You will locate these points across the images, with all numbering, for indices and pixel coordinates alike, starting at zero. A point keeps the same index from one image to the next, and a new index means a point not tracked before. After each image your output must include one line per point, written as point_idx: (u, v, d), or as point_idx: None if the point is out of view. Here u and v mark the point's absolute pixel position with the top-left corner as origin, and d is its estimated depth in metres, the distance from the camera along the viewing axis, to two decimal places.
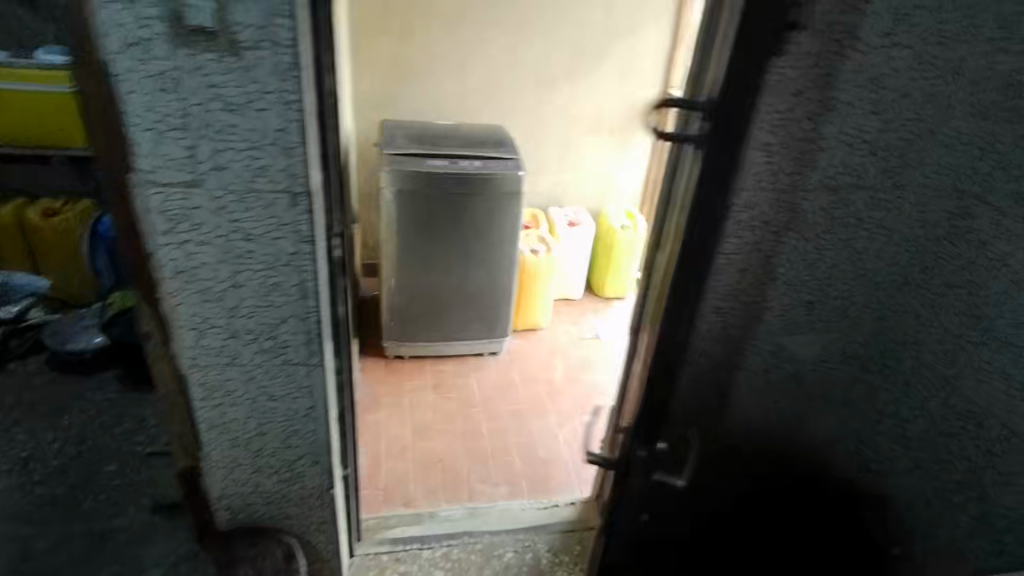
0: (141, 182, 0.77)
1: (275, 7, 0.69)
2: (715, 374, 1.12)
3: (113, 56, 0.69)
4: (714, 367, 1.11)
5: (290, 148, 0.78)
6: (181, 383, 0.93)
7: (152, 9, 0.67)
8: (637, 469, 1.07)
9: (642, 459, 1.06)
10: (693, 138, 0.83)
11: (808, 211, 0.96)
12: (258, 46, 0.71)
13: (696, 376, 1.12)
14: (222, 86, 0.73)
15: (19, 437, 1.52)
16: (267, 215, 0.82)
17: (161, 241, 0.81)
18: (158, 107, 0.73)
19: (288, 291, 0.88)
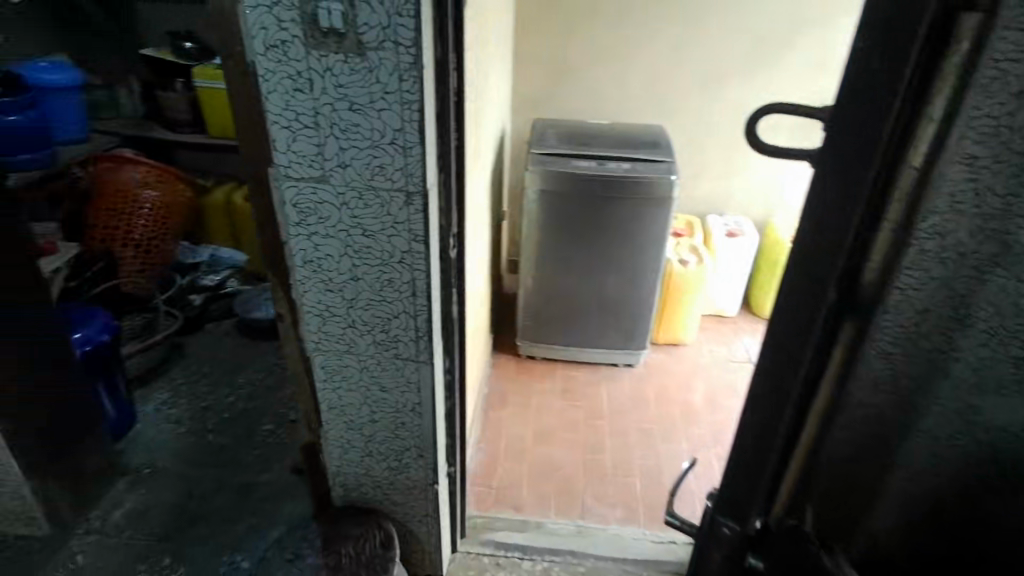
0: (278, 176, 0.83)
1: (398, 6, 0.69)
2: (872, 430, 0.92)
3: (257, 58, 0.75)
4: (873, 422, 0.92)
5: (407, 148, 0.79)
6: (307, 364, 1.00)
7: (291, 13, 0.71)
8: (719, 542, 0.93)
9: (728, 535, 0.91)
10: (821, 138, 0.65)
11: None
12: (382, 46, 0.72)
13: (845, 429, 0.93)
14: (348, 87, 0.75)
15: (203, 389, 1.76)
16: (385, 213, 0.84)
17: (293, 232, 0.87)
18: (294, 106, 0.77)
19: (401, 288, 0.90)
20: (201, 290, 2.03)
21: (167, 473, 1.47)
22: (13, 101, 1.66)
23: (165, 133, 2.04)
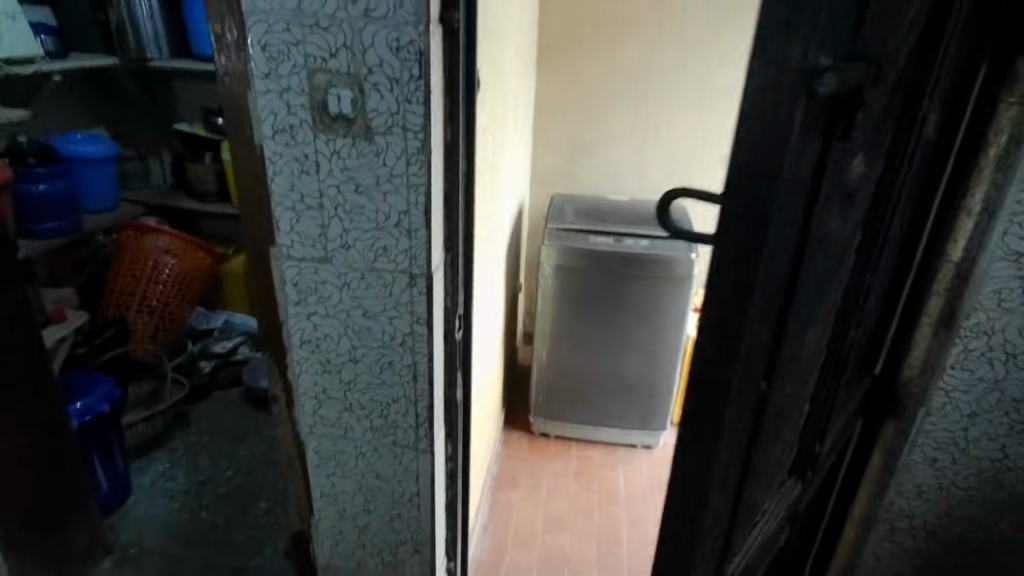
0: (281, 256, 0.81)
1: (408, 93, 0.69)
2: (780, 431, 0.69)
3: (265, 140, 0.74)
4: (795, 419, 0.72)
5: (413, 231, 0.77)
6: (301, 448, 0.95)
7: (300, 98, 0.71)
8: None
9: None
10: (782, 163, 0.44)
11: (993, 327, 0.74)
12: (390, 131, 0.72)
13: (757, 464, 0.64)
14: (354, 169, 0.74)
15: (202, 462, 1.70)
16: (386, 294, 0.81)
17: (292, 311, 0.84)
18: (299, 188, 0.76)
19: (401, 372, 0.86)
20: (211, 357, 2.03)
21: (155, 552, 1.40)
22: (47, 170, 1.70)
23: (193, 203, 2.05)
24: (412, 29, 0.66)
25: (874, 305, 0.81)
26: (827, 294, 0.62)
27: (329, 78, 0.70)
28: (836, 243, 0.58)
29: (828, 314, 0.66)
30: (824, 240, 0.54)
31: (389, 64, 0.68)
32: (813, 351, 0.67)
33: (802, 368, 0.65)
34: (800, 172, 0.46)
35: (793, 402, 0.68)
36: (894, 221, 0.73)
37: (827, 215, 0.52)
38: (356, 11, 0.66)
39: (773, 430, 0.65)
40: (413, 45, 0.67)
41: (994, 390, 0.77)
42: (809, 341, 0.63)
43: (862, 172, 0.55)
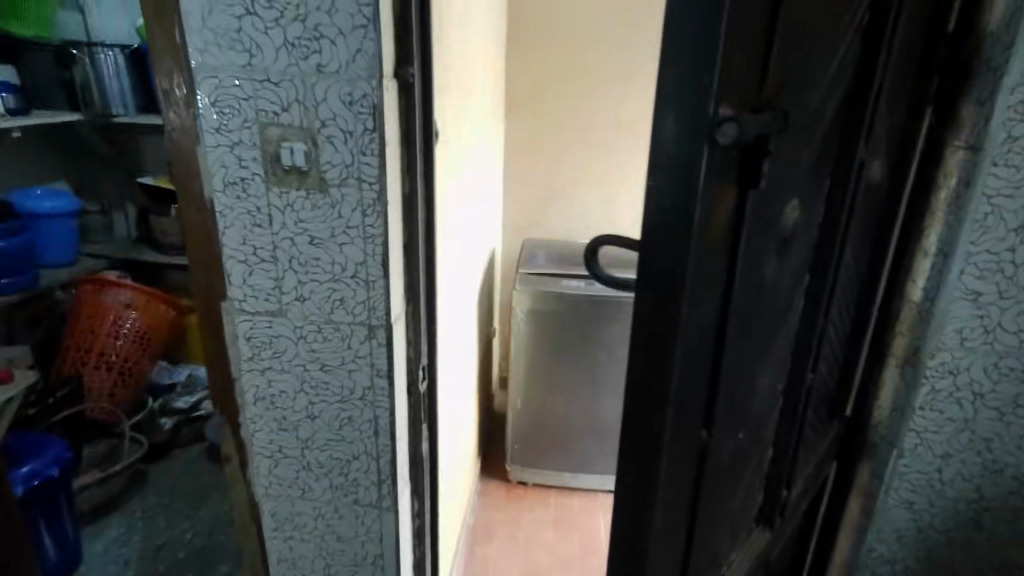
0: (232, 310, 0.79)
1: (362, 145, 0.69)
2: (735, 486, 0.67)
3: (216, 194, 0.73)
4: (751, 468, 0.71)
5: (371, 282, 0.75)
6: (257, 511, 0.91)
7: (252, 151, 0.70)
8: None
9: None
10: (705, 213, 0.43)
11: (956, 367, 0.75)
12: (345, 182, 0.71)
13: (708, 518, 0.62)
14: (309, 222, 0.73)
15: (160, 525, 1.61)
16: (345, 347, 0.79)
17: (245, 367, 0.81)
18: (252, 241, 0.75)
19: (362, 427, 0.83)
20: (172, 414, 1.93)
21: None
22: (4, 226, 1.65)
23: (156, 255, 2.01)
24: (365, 83, 0.67)
25: (838, 346, 0.81)
26: (765, 335, 0.61)
27: (281, 132, 0.69)
28: (768, 286, 0.58)
29: (771, 358, 0.66)
30: (752, 282, 0.54)
31: (342, 116, 0.68)
32: (760, 398, 0.66)
33: (749, 414, 0.64)
34: (716, 222, 0.45)
35: (747, 451, 0.67)
36: (848, 263, 0.75)
37: (751, 257, 0.52)
38: (308, 66, 0.67)
39: (724, 484, 0.63)
40: (367, 99, 0.67)
41: (963, 429, 0.77)
42: (752, 387, 0.63)
43: (789, 212, 0.57)
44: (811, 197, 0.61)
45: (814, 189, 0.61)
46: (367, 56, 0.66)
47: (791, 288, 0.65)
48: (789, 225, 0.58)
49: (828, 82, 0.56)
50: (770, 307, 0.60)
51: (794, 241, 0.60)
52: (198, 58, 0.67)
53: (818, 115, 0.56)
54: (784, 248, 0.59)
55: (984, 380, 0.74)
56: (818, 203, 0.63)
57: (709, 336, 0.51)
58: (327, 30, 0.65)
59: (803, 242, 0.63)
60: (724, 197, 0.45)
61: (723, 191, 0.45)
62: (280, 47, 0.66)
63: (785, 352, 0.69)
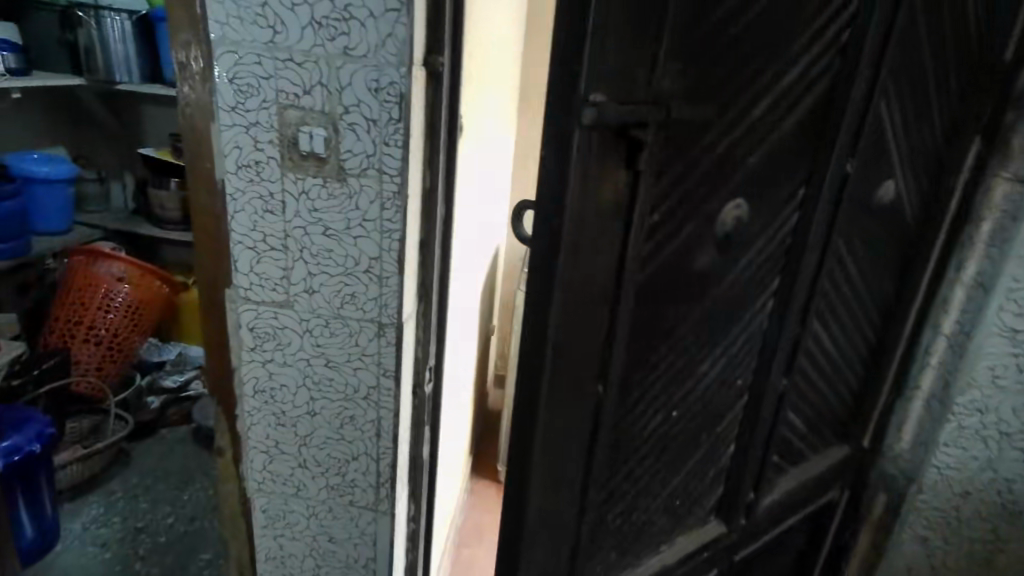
0: (236, 298, 0.75)
1: (385, 135, 0.66)
2: (659, 448, 0.89)
3: (227, 176, 0.69)
4: (692, 435, 0.93)
5: (385, 278, 0.72)
6: (247, 506, 0.87)
7: (269, 134, 0.67)
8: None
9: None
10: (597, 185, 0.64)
11: (977, 405, 0.99)
12: (365, 173, 0.68)
13: (619, 457, 0.84)
14: (324, 211, 0.70)
15: (142, 507, 1.58)
16: (352, 344, 0.76)
17: (246, 358, 0.78)
18: (262, 227, 0.71)
19: (364, 427, 0.80)
20: (160, 393, 1.90)
21: None
22: None
23: (151, 229, 1.96)
24: (393, 70, 0.63)
25: (833, 351, 0.98)
26: (682, 313, 0.81)
27: (301, 115, 0.66)
28: (700, 276, 0.80)
29: (721, 344, 0.88)
30: (658, 260, 0.74)
31: (367, 104, 0.65)
32: (688, 372, 0.87)
33: (667, 384, 0.85)
34: (606, 196, 0.65)
35: (677, 418, 0.89)
36: (847, 286, 0.93)
37: (657, 240, 0.73)
38: (334, 48, 0.63)
39: (637, 430, 0.84)
40: (394, 87, 0.64)
41: (987, 467, 1.00)
42: (665, 355, 0.82)
43: (716, 223, 0.78)
44: (753, 207, 0.80)
45: (752, 209, 0.80)
46: (398, 41, 0.62)
47: (737, 291, 0.85)
48: (721, 229, 0.79)
49: (746, 104, 0.73)
50: (702, 293, 0.82)
51: (731, 244, 0.80)
52: (219, 32, 0.63)
53: (736, 129, 0.74)
54: (719, 252, 0.80)
55: (1009, 421, 0.97)
56: (767, 222, 0.83)
57: (603, 307, 0.72)
58: (358, 11, 0.61)
59: (745, 252, 0.83)
60: (614, 188, 0.66)
61: (610, 181, 0.65)
62: (306, 26, 0.62)
63: (736, 341, 0.89)
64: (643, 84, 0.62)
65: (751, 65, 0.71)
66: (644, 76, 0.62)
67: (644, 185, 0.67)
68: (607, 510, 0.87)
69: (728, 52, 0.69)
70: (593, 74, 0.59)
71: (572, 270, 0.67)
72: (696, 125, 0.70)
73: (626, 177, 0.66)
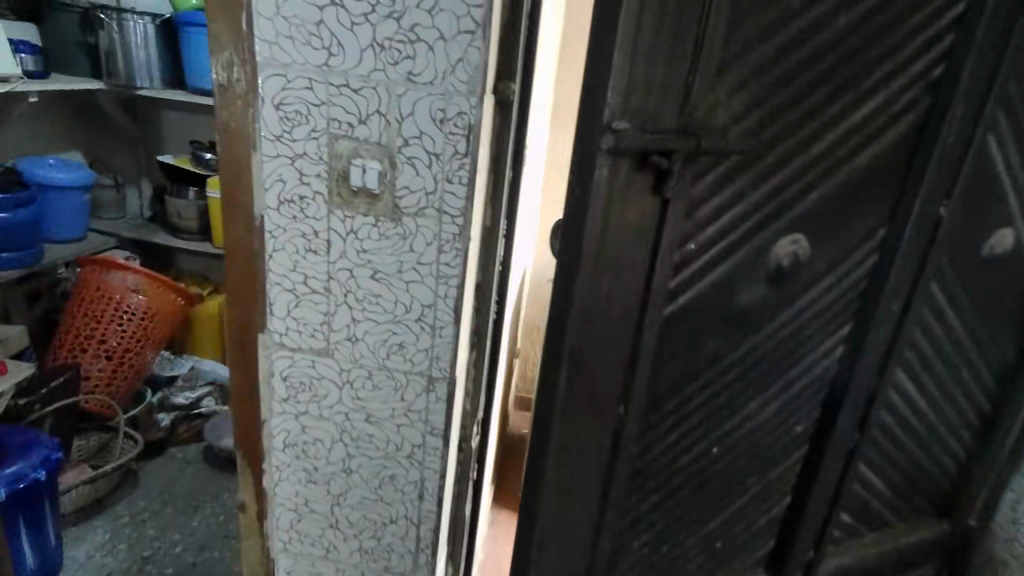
0: (269, 344, 0.67)
1: (448, 172, 0.58)
2: (699, 491, 0.83)
3: (267, 211, 0.61)
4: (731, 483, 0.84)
5: (438, 328, 0.64)
6: (270, 566, 0.79)
7: (317, 166, 0.59)
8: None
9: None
10: (621, 214, 0.59)
11: None
12: (422, 213, 0.60)
13: (639, 487, 0.79)
14: (374, 252, 0.62)
15: (149, 533, 1.50)
16: (396, 398, 0.68)
17: (277, 409, 0.70)
18: (303, 268, 0.63)
19: (404, 488, 0.72)
20: (171, 410, 1.84)
21: None
22: (10, 196, 1.53)
23: (167, 238, 1.89)
24: (463, 100, 0.55)
25: (930, 409, 0.90)
26: (720, 351, 0.74)
27: (354, 147, 0.58)
28: (740, 313, 0.72)
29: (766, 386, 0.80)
30: (693, 292, 0.68)
31: (430, 136, 0.57)
32: (725, 409, 0.79)
33: (703, 421, 0.78)
34: (633, 226, 0.61)
35: (711, 458, 0.82)
36: (942, 333, 0.84)
37: (696, 269, 0.68)
38: (398, 73, 0.55)
39: (661, 463, 0.79)
40: (462, 118, 0.56)
41: None
42: (698, 390, 0.76)
43: (764, 257, 0.70)
44: (810, 242, 0.72)
45: (809, 245, 0.72)
46: (469, 67, 0.54)
47: (788, 333, 0.77)
48: (769, 264, 0.71)
49: (803, 135, 0.65)
50: (743, 330, 0.74)
51: (783, 279, 0.72)
52: (265, 51, 0.55)
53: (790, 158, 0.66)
54: (768, 288, 0.72)
55: None
56: (824, 261, 0.74)
57: (628, 332, 0.67)
58: (427, 33, 0.54)
59: (796, 286, 0.74)
60: (640, 215, 0.61)
61: (639, 206, 0.60)
62: (366, 47, 0.55)
63: (785, 387, 0.81)
64: (672, 111, 0.56)
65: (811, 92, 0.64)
66: (679, 96, 0.56)
67: (675, 208, 0.61)
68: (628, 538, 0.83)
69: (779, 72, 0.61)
70: (621, 98, 0.55)
71: (590, 291, 0.63)
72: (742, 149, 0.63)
73: (655, 206, 0.61)
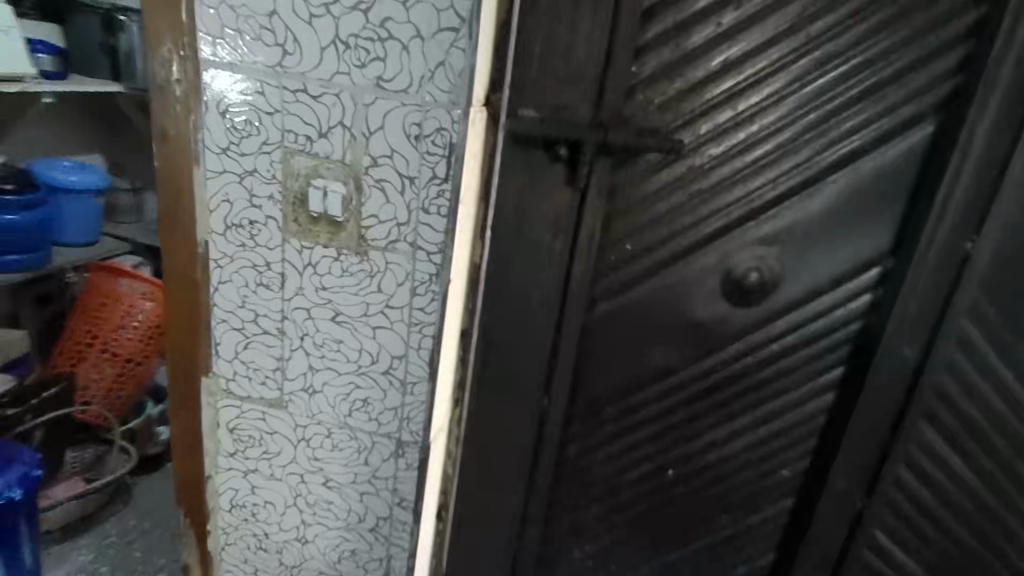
0: (216, 390, 0.57)
1: (424, 199, 0.47)
2: None
3: (212, 237, 0.52)
4: (768, 541, 0.58)
5: (410, 384, 0.54)
6: None
7: (269, 186, 0.49)
8: None
9: None
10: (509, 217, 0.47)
11: None
12: (392, 247, 0.50)
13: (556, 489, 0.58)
14: (335, 290, 0.52)
15: (136, 556, 1.43)
16: (360, 462, 0.57)
17: (223, 464, 0.60)
18: (253, 304, 0.53)
19: (367, 565, 0.61)
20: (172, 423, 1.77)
21: None
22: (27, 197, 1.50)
23: None
24: (443, 112, 0.45)
25: None
26: (673, 363, 0.52)
27: (313, 164, 0.48)
28: (702, 325, 0.50)
29: (769, 424, 0.54)
30: (635, 285, 0.50)
31: (402, 155, 0.47)
32: (693, 437, 0.55)
33: (668, 444, 0.55)
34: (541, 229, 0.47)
35: (681, 482, 0.57)
36: None
37: (633, 239, 0.48)
38: (365, 77, 0.45)
39: (607, 478, 0.57)
40: (442, 135, 0.46)
41: None
42: (655, 412, 0.54)
43: (739, 259, 0.48)
44: (829, 231, 0.47)
45: (811, 244, 0.47)
46: (452, 72, 0.44)
47: (828, 344, 0.50)
48: (738, 276, 0.48)
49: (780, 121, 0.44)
50: (691, 317, 0.50)
51: (755, 294, 0.49)
52: (209, 49, 0.46)
53: (761, 174, 0.46)
54: (739, 300, 0.49)
55: None
56: (853, 256, 0.47)
57: (550, 317, 0.50)
58: (400, 29, 0.44)
59: (805, 289, 0.48)
60: (559, 190, 0.46)
61: (555, 192, 0.46)
62: (327, 46, 0.45)
63: (816, 424, 0.53)
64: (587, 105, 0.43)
65: (839, 90, 0.43)
66: (600, 84, 0.43)
67: (600, 202, 0.46)
68: (564, 553, 0.60)
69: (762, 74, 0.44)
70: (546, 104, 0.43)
71: (505, 286, 0.49)
72: (717, 131, 0.45)
73: (574, 196, 0.46)
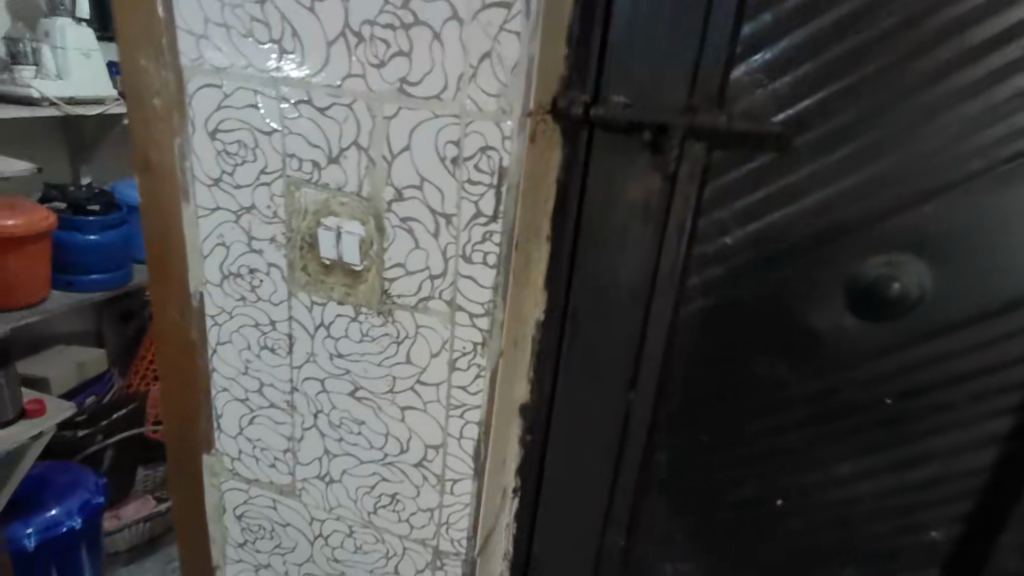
0: (221, 470, 0.47)
1: (466, 244, 0.35)
2: None
3: (207, 287, 0.42)
4: None
5: (449, 482, 0.41)
6: None
7: (268, 228, 0.38)
8: None
9: None
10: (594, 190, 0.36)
11: None
12: (424, 306, 0.37)
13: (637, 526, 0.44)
14: (353, 359, 0.40)
15: None
16: (388, 569, 0.45)
17: (232, 554, 0.50)
18: (257, 370, 0.43)
19: None
20: None
21: None
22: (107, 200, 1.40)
23: None
24: (490, 126, 0.32)
25: None
26: (790, 382, 0.37)
27: (325, 197, 0.37)
28: (819, 340, 0.36)
29: (917, 467, 0.36)
30: (737, 281, 0.36)
31: (434, 184, 0.34)
32: (815, 466, 0.38)
33: (774, 469, 0.39)
34: (625, 210, 0.36)
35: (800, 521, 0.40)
36: None
37: (733, 234, 0.35)
38: (384, 81, 0.33)
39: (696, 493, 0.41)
40: (488, 157, 0.32)
41: None
42: (761, 450, 0.39)
43: (866, 265, 0.33)
44: (1000, 225, 0.31)
45: (979, 242, 0.31)
46: (501, 67, 0.31)
47: (995, 383, 0.33)
48: (867, 284, 0.34)
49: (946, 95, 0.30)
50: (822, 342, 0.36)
51: (890, 307, 0.33)
52: (191, 53, 0.36)
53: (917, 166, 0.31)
54: (870, 313, 0.34)
55: None
56: None
57: (634, 311, 0.38)
58: (429, 11, 0.31)
59: (970, 313, 0.32)
60: (644, 179, 0.35)
61: (639, 175, 0.35)
62: (335, 39, 0.33)
63: (971, 483, 0.35)
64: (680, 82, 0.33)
65: (1012, 77, 0.29)
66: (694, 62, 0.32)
67: (688, 191, 0.34)
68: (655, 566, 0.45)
69: (896, 57, 0.30)
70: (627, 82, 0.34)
71: (587, 297, 0.39)
72: (837, 128, 0.32)
73: (663, 184, 0.35)
